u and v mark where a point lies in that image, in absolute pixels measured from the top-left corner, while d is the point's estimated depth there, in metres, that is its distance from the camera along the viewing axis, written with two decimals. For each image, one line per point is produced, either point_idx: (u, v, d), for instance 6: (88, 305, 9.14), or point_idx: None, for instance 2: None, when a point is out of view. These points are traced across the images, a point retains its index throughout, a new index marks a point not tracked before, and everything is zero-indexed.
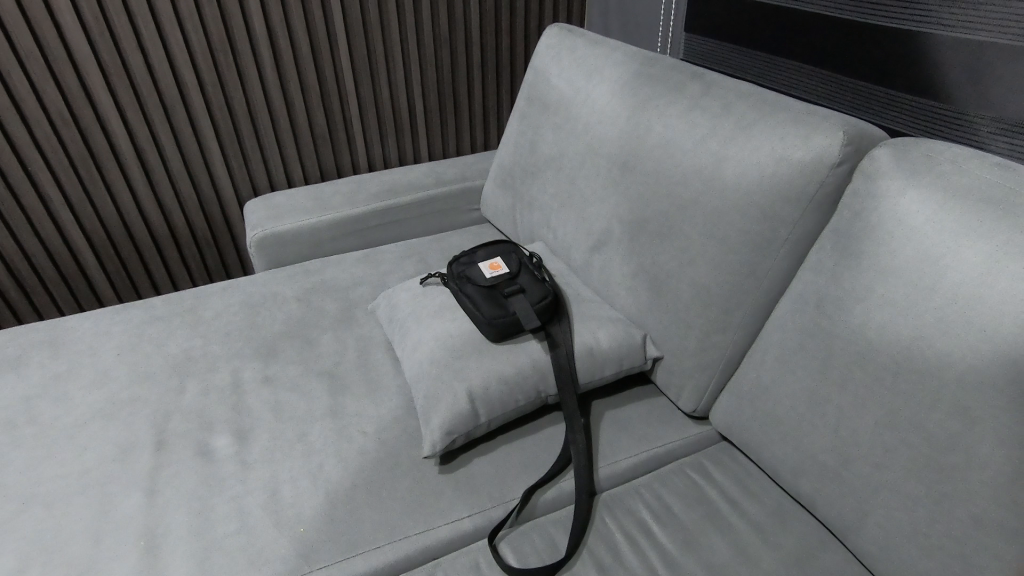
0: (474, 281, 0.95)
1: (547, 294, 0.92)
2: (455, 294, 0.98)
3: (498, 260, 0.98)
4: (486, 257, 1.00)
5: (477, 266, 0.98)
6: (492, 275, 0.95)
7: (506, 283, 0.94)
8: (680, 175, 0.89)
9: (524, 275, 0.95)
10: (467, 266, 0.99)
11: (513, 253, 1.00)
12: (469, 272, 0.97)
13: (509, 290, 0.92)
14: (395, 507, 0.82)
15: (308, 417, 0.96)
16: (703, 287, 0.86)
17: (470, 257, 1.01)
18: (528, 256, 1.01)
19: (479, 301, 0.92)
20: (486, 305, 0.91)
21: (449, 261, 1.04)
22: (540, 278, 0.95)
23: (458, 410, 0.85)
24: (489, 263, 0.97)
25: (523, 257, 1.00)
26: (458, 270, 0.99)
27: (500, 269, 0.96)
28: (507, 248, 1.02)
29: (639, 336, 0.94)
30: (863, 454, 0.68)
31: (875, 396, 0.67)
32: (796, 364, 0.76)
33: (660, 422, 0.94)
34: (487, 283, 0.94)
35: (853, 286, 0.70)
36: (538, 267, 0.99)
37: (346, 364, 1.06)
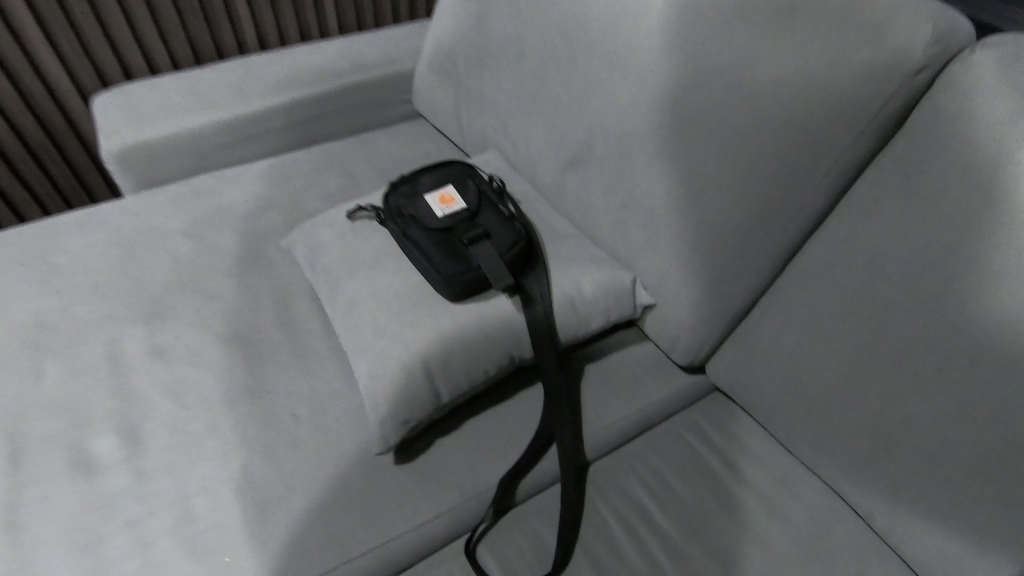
0: (423, 222, 0.74)
1: (519, 237, 0.73)
2: (397, 237, 0.76)
3: (451, 190, 0.76)
4: (434, 186, 0.77)
5: (423, 200, 0.76)
6: (445, 212, 0.74)
7: (465, 223, 0.73)
8: (691, 77, 0.67)
9: (488, 211, 0.75)
10: (410, 199, 0.77)
11: (469, 181, 0.78)
12: (413, 209, 0.75)
13: (471, 235, 0.71)
14: (344, 512, 0.67)
15: (217, 400, 0.75)
16: (714, 226, 0.69)
17: (413, 186, 0.78)
18: (489, 183, 0.80)
19: (431, 252, 0.71)
20: (442, 258, 0.71)
21: (385, 190, 0.81)
22: (507, 215, 0.75)
23: (416, 393, 0.69)
24: (439, 196, 0.76)
25: (482, 184, 0.79)
26: (398, 203, 0.77)
27: (455, 203, 0.75)
28: (460, 173, 0.79)
29: (627, 281, 0.78)
30: (915, 443, 0.57)
31: (938, 376, 0.55)
32: (835, 328, 0.62)
33: (648, 375, 0.81)
34: (439, 225, 0.73)
35: (926, 242, 0.55)
36: (503, 197, 0.78)
37: (261, 322, 0.84)
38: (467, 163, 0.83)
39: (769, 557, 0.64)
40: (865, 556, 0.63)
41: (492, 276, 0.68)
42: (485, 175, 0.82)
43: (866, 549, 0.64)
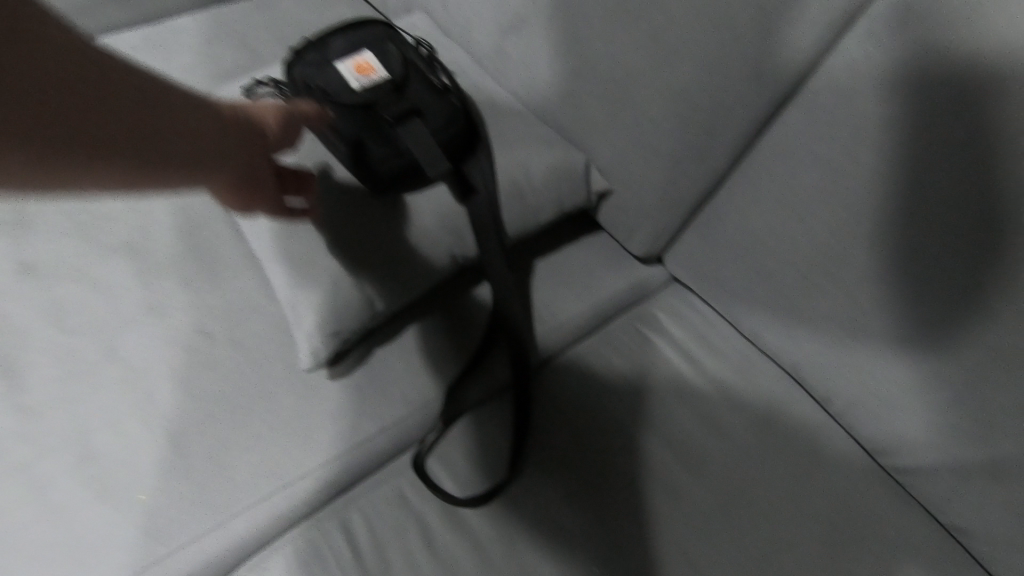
0: (336, 95, 0.60)
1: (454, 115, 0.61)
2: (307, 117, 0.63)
3: (367, 56, 0.63)
4: (346, 52, 0.63)
5: (334, 68, 0.62)
6: (363, 82, 0.61)
7: (388, 97, 0.60)
8: None
9: (415, 82, 0.62)
10: (317, 66, 0.63)
11: (390, 44, 0.64)
12: (323, 79, 0.61)
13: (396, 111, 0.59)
14: (274, 435, 0.60)
15: (111, 321, 0.65)
16: (678, 95, 0.59)
17: (320, 52, 0.64)
18: (414, 49, 0.66)
19: (349, 134, 0.59)
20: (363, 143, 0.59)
21: (284, 58, 0.66)
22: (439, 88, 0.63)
23: (342, 300, 0.60)
24: (355, 63, 0.62)
25: (406, 49, 0.65)
26: (303, 74, 0.63)
27: (374, 71, 0.61)
28: (378, 35, 0.65)
29: (581, 163, 0.69)
30: (885, 324, 0.55)
31: (922, 255, 0.51)
32: (809, 208, 0.56)
33: (603, 266, 0.75)
34: (357, 100, 0.60)
35: (919, 106, 0.48)
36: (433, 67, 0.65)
37: (154, 226, 0.71)
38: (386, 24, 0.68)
39: (728, 446, 0.63)
40: (819, 436, 0.63)
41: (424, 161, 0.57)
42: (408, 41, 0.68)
43: (821, 428, 0.64)
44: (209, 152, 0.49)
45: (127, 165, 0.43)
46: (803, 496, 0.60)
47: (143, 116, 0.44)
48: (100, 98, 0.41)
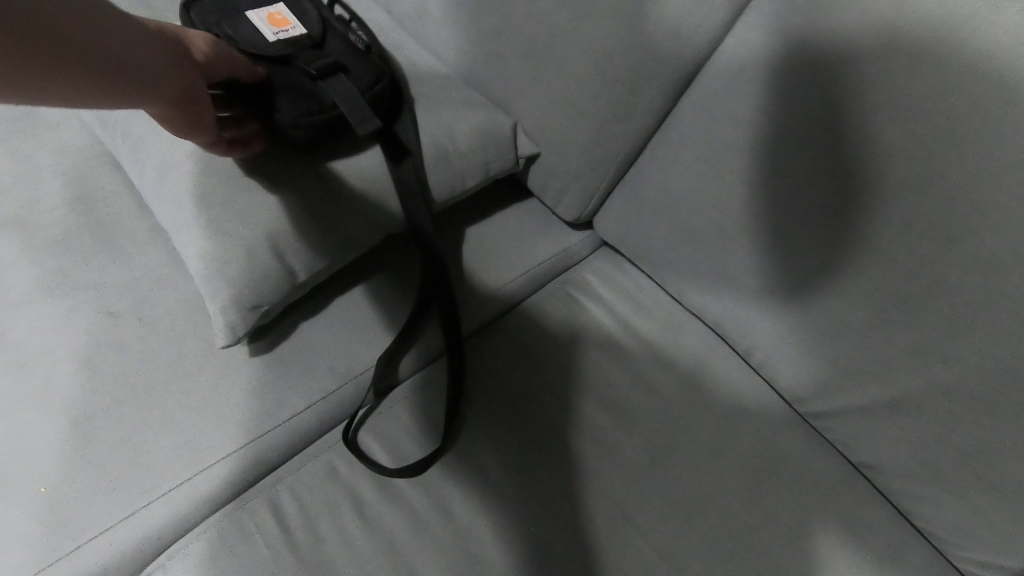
0: (249, 44, 0.59)
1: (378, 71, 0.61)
2: None
3: (283, 11, 0.63)
4: (259, 4, 0.63)
5: (246, 16, 0.61)
6: (279, 36, 0.60)
7: (309, 51, 0.60)
8: None
9: (336, 39, 0.62)
10: (224, 14, 0.61)
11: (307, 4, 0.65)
12: (232, 25, 0.60)
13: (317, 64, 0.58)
14: (190, 415, 0.57)
15: (0, 303, 0.59)
16: (600, 55, 0.59)
17: (226, 1, 0.63)
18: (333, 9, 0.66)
19: (264, 83, 0.57)
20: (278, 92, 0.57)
21: (182, 2, 0.63)
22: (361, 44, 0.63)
23: (260, 270, 0.57)
24: (270, 16, 0.61)
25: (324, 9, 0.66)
26: (207, 19, 0.60)
27: (290, 26, 0.61)
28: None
29: (507, 127, 0.68)
30: (796, 275, 0.57)
31: (829, 208, 0.53)
32: (727, 165, 0.58)
33: (534, 232, 0.75)
34: (274, 51, 0.59)
35: (825, 56, 0.49)
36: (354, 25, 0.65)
37: (43, 200, 0.65)
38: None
39: (657, 403, 0.64)
40: (741, 389, 0.66)
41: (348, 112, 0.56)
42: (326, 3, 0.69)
43: (741, 381, 0.67)
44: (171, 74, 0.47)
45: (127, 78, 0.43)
46: (727, 447, 0.62)
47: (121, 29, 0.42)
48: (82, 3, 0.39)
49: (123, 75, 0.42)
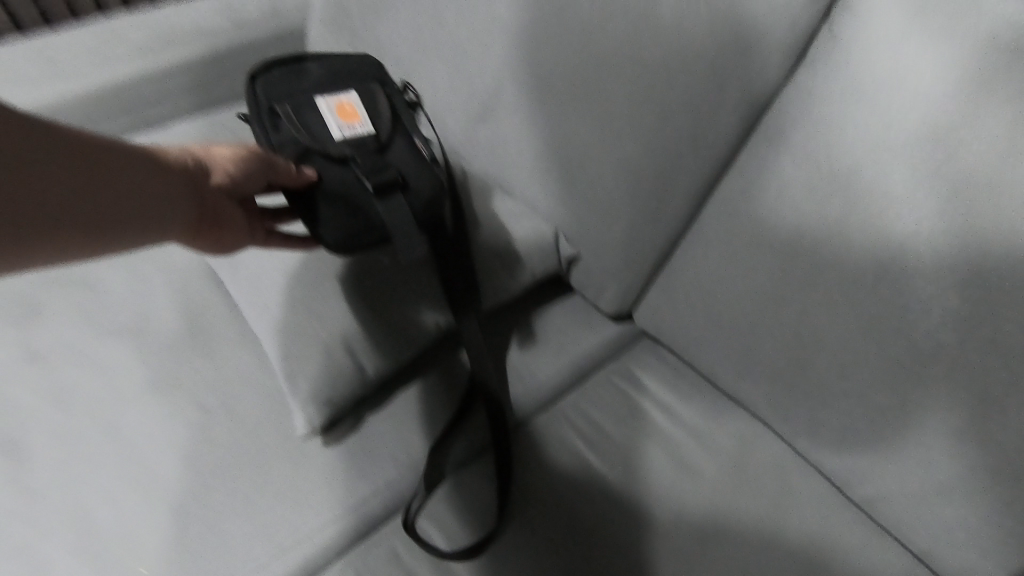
0: (312, 138, 0.64)
1: (438, 187, 0.64)
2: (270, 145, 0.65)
3: (354, 103, 0.68)
4: (331, 93, 0.69)
5: (315, 103, 0.67)
6: (343, 131, 0.66)
7: (370, 155, 0.64)
8: (593, 15, 0.65)
9: (402, 146, 0.66)
10: (293, 98, 0.68)
11: (379, 102, 0.69)
12: (298, 112, 0.66)
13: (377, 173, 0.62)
14: (270, 502, 0.63)
15: (114, 401, 0.68)
16: (629, 170, 0.67)
17: (298, 84, 0.70)
18: (404, 108, 0.71)
19: (316, 183, 0.61)
20: (328, 193, 0.61)
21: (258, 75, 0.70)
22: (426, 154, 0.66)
23: (336, 368, 0.65)
24: (341, 112, 0.67)
25: (396, 108, 0.70)
26: (273, 97, 0.67)
27: (356, 123, 0.67)
28: (370, 91, 0.70)
29: (549, 233, 0.76)
30: (827, 360, 0.60)
31: (850, 297, 0.57)
32: (751, 261, 0.63)
33: (577, 325, 0.81)
34: (336, 151, 0.63)
35: (831, 167, 0.55)
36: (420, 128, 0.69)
37: (153, 311, 0.76)
38: (380, 75, 0.73)
39: (703, 490, 0.66)
40: (789, 473, 0.67)
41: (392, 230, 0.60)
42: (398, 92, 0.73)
43: (788, 465, 0.68)
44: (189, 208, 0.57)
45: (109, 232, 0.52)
46: (778, 532, 0.63)
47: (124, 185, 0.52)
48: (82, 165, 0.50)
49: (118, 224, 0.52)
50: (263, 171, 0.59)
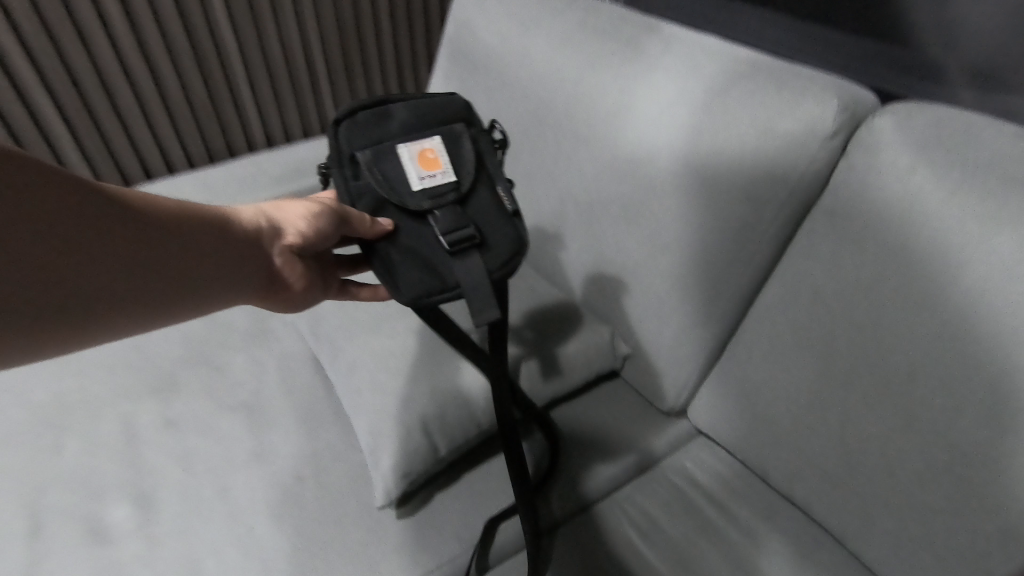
0: (392, 191, 0.62)
1: (513, 246, 0.64)
2: (347, 192, 0.63)
3: (437, 150, 0.64)
4: (413, 137, 0.65)
5: (397, 151, 0.63)
6: (426, 182, 0.63)
7: (451, 211, 0.62)
8: (644, 149, 0.77)
9: (482, 197, 0.65)
10: (375, 142, 0.64)
11: (462, 147, 0.66)
12: (379, 160, 0.63)
13: (455, 233, 0.61)
14: (347, 567, 0.70)
15: (227, 466, 0.80)
16: (678, 277, 0.76)
17: (378, 126, 0.65)
18: (488, 150, 0.68)
19: (392, 235, 0.62)
20: (403, 250, 0.62)
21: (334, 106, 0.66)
22: (506, 206, 0.65)
23: (412, 445, 0.73)
24: (422, 160, 0.63)
25: (479, 152, 0.67)
26: (354, 141, 0.64)
27: (437, 171, 0.63)
28: (454, 134, 0.66)
29: (607, 332, 0.85)
30: (872, 462, 0.61)
31: (887, 399, 0.59)
32: (791, 360, 0.68)
33: (635, 421, 0.86)
34: (415, 206, 0.62)
35: (857, 274, 0.60)
36: (501, 172, 0.67)
37: (267, 390, 0.89)
38: (467, 114, 0.69)
39: None
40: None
41: (472, 297, 0.61)
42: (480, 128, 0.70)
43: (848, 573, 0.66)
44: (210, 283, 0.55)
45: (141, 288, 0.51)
46: None
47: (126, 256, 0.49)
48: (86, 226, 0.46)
49: (106, 306, 0.49)
50: (335, 224, 0.58)
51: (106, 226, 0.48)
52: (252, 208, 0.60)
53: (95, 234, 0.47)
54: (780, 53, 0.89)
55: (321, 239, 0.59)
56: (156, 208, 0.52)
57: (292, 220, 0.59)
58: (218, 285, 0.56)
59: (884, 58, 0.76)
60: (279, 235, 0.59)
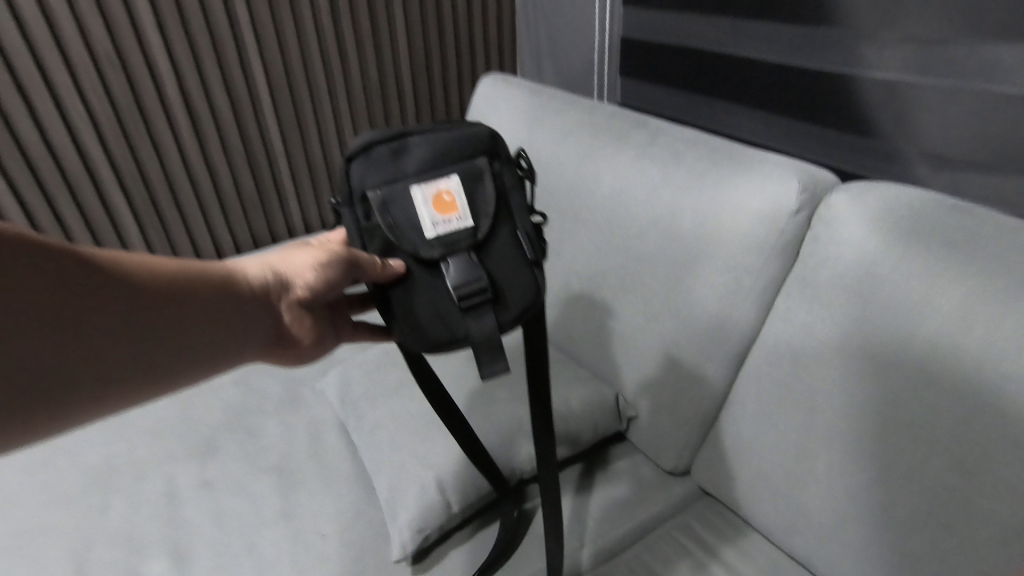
0: (406, 237, 0.60)
1: (529, 297, 0.62)
2: (358, 235, 0.62)
3: (453, 194, 0.62)
4: (431, 177, 0.62)
5: (411, 194, 0.61)
6: (440, 228, 0.61)
7: (466, 260, 0.61)
8: (637, 227, 0.87)
9: (499, 243, 0.63)
10: (390, 182, 0.62)
11: (481, 187, 0.63)
12: (395, 203, 0.61)
13: (465, 287, 0.60)
14: None
15: (256, 524, 0.85)
16: (673, 341, 0.83)
17: (393, 165, 0.62)
18: (511, 187, 0.65)
19: (404, 279, 0.61)
20: (415, 303, 0.61)
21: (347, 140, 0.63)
22: (522, 251, 0.63)
23: (427, 501, 0.78)
24: (438, 202, 0.61)
25: (499, 192, 0.64)
26: (368, 183, 0.62)
27: (453, 216, 0.61)
28: (474, 172, 0.63)
29: (611, 396, 0.90)
30: (860, 512, 0.63)
31: (865, 448, 0.63)
32: (778, 416, 0.72)
33: (642, 482, 0.89)
34: (428, 254, 0.60)
35: (828, 334, 0.67)
36: (522, 214, 0.64)
37: (296, 454, 0.96)
38: (491, 148, 0.65)
39: None
40: None
41: (481, 353, 0.60)
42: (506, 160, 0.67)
43: None
44: (195, 356, 0.52)
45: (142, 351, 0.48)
46: None
47: (104, 327, 0.45)
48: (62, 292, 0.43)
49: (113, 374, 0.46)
50: (342, 273, 0.58)
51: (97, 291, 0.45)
52: (256, 262, 0.60)
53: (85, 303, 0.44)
54: (764, 144, 1.01)
55: (332, 287, 0.60)
56: (144, 275, 0.49)
57: (298, 272, 0.60)
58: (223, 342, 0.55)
59: (848, 143, 0.88)
60: (288, 288, 0.61)
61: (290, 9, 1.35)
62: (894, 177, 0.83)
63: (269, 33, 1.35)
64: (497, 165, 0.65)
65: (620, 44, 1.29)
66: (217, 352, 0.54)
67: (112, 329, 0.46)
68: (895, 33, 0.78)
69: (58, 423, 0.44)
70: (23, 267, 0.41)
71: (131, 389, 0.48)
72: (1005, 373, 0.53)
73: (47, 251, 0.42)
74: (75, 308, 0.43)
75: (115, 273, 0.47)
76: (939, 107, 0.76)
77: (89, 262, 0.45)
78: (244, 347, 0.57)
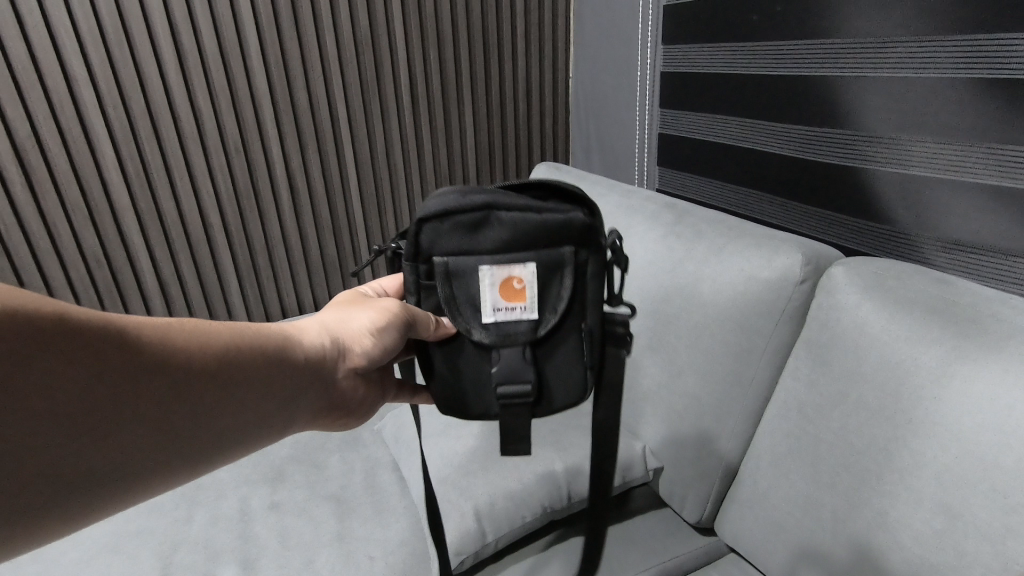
0: (469, 313, 0.67)
1: (573, 393, 0.71)
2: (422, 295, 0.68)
3: (524, 283, 0.66)
4: (502, 261, 0.66)
5: (481, 274, 0.66)
6: (501, 314, 0.67)
7: (518, 352, 0.67)
8: (663, 294, 0.98)
9: (560, 337, 0.69)
10: (461, 254, 0.66)
11: (557, 282, 0.67)
12: (464, 280, 0.66)
13: (516, 380, 0.67)
14: None
15: (314, 542, 0.96)
16: (694, 397, 0.91)
17: (472, 237, 0.66)
18: (588, 280, 0.69)
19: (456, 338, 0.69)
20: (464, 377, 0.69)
21: (434, 201, 0.65)
22: (581, 352, 0.70)
23: (466, 529, 0.87)
24: (504, 285, 0.66)
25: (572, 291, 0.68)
26: (441, 252, 0.66)
27: (517, 305, 0.67)
28: (549, 266, 0.67)
29: (639, 449, 0.98)
30: (863, 557, 0.68)
31: (863, 496, 0.68)
32: (788, 465, 0.78)
33: (667, 535, 0.94)
34: (482, 338, 0.67)
35: (830, 390, 0.74)
36: (593, 311, 0.70)
37: (352, 485, 1.08)
38: (577, 237, 0.68)
39: None
40: None
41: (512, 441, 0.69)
42: (591, 249, 0.69)
43: None
44: (212, 434, 0.52)
45: (170, 436, 0.49)
46: None
47: (119, 409, 0.45)
48: (114, 375, 0.44)
49: (140, 458, 0.47)
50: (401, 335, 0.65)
51: (145, 374, 0.46)
52: (317, 326, 0.65)
53: (131, 387, 0.46)
54: (786, 228, 1.11)
55: (386, 351, 0.66)
56: (200, 354, 0.51)
57: (357, 337, 0.66)
58: (249, 424, 0.56)
59: (859, 227, 0.97)
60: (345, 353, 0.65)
61: (378, 108, 1.63)
62: (906, 258, 0.90)
63: (361, 127, 1.63)
64: (580, 258, 0.68)
65: (658, 139, 1.46)
66: (233, 430, 0.54)
67: (153, 412, 0.47)
68: (901, 132, 0.88)
69: (94, 508, 0.45)
70: (99, 355, 0.43)
71: (143, 472, 0.47)
72: (978, 422, 0.59)
73: (108, 333, 0.44)
74: (121, 390, 0.45)
75: (166, 353, 0.48)
76: (945, 197, 0.84)
77: (154, 344, 0.48)
78: (266, 426, 0.57)
